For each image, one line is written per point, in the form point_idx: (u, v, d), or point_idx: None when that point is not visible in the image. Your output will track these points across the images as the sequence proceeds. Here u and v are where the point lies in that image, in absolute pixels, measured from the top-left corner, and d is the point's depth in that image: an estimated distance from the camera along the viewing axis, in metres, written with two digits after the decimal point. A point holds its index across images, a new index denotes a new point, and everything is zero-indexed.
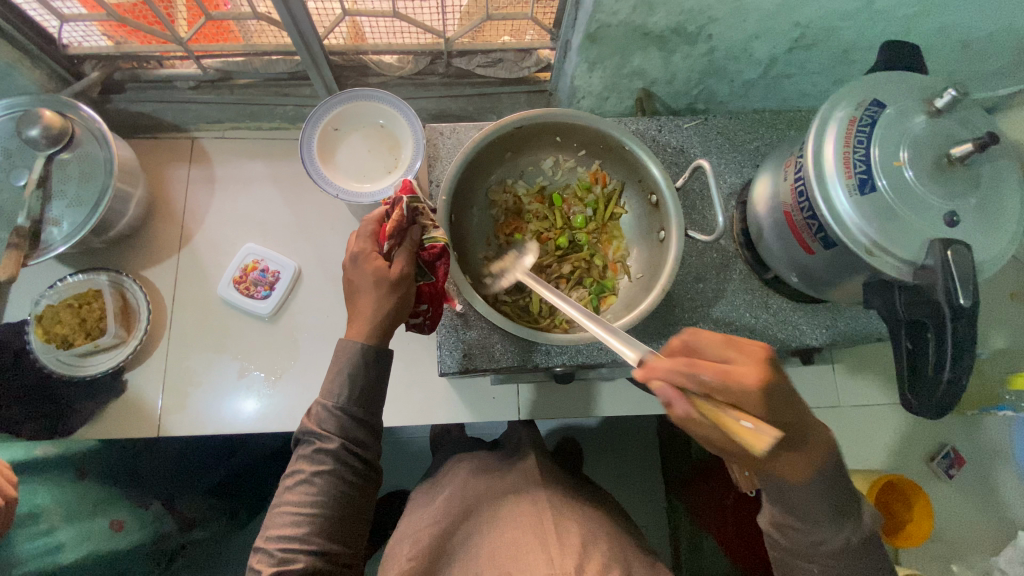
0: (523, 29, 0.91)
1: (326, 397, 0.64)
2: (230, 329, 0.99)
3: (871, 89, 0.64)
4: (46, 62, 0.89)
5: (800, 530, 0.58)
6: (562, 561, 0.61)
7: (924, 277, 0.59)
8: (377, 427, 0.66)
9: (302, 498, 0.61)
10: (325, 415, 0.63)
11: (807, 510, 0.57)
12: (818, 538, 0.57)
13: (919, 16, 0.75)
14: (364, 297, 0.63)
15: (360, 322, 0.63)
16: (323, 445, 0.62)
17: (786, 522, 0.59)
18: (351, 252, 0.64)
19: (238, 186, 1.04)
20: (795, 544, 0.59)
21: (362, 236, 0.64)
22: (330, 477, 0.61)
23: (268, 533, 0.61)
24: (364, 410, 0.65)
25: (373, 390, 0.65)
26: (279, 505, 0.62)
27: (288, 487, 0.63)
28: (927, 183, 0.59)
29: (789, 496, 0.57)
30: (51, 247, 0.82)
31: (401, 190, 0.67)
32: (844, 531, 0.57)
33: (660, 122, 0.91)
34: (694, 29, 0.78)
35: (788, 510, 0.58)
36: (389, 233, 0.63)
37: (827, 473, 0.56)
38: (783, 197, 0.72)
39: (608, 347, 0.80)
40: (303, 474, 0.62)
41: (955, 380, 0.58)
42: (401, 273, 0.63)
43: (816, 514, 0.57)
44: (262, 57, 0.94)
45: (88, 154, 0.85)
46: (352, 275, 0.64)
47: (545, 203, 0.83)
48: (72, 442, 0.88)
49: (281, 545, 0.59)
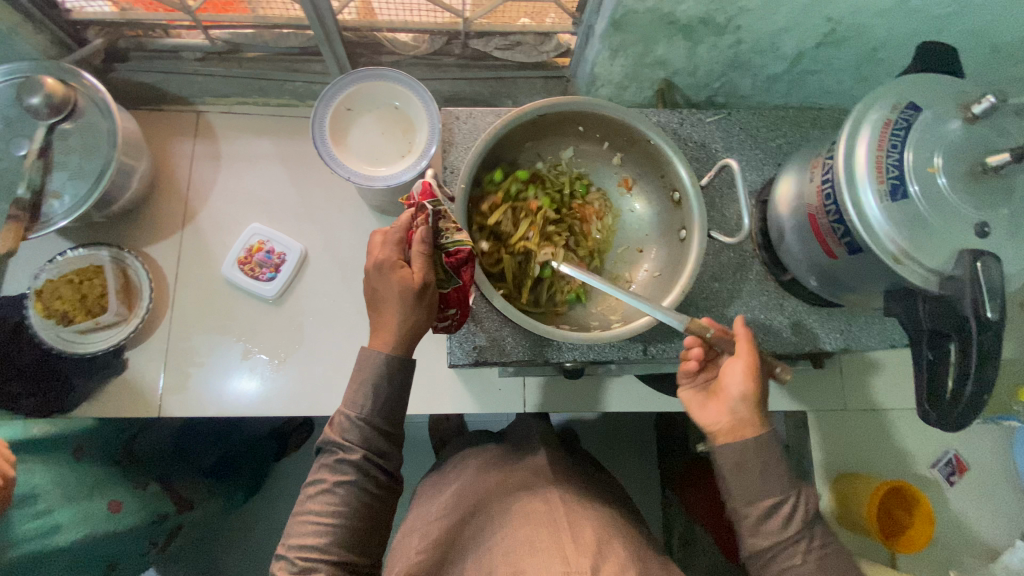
0: (544, 11, 0.87)
1: (349, 406, 0.62)
2: (233, 309, 0.97)
3: (907, 91, 0.62)
4: (48, 26, 0.85)
5: (769, 512, 0.61)
6: (578, 560, 0.60)
7: (952, 288, 0.57)
8: (399, 436, 0.65)
9: (325, 508, 0.60)
10: (348, 426, 0.61)
11: (764, 486, 0.62)
12: (785, 515, 0.61)
13: (953, 16, 0.73)
14: (390, 308, 0.60)
15: (385, 332, 0.62)
16: (345, 455, 0.61)
17: (756, 512, 0.62)
18: (375, 260, 0.61)
19: (244, 163, 1.01)
20: (771, 530, 0.61)
21: (387, 244, 0.61)
22: (351, 487, 0.60)
23: (289, 541, 0.60)
24: (388, 422, 0.63)
25: (398, 398, 0.63)
26: (299, 513, 0.61)
27: (309, 495, 0.61)
28: (959, 192, 0.57)
29: (744, 470, 0.62)
30: (52, 221, 0.80)
31: (419, 194, 0.64)
32: (799, 496, 0.62)
33: (682, 115, 0.89)
34: (723, 20, 0.75)
35: (754, 497, 0.62)
36: (416, 239, 0.61)
37: (767, 446, 0.63)
38: (808, 198, 0.70)
39: (620, 344, 0.79)
40: (325, 483, 0.61)
41: (978, 394, 0.58)
42: (428, 280, 0.61)
43: (770, 480, 0.62)
44: (272, 30, 0.90)
45: (91, 125, 0.82)
46: (375, 284, 0.61)
47: (583, 187, 0.81)
48: (73, 421, 0.88)
49: (302, 554, 0.58)
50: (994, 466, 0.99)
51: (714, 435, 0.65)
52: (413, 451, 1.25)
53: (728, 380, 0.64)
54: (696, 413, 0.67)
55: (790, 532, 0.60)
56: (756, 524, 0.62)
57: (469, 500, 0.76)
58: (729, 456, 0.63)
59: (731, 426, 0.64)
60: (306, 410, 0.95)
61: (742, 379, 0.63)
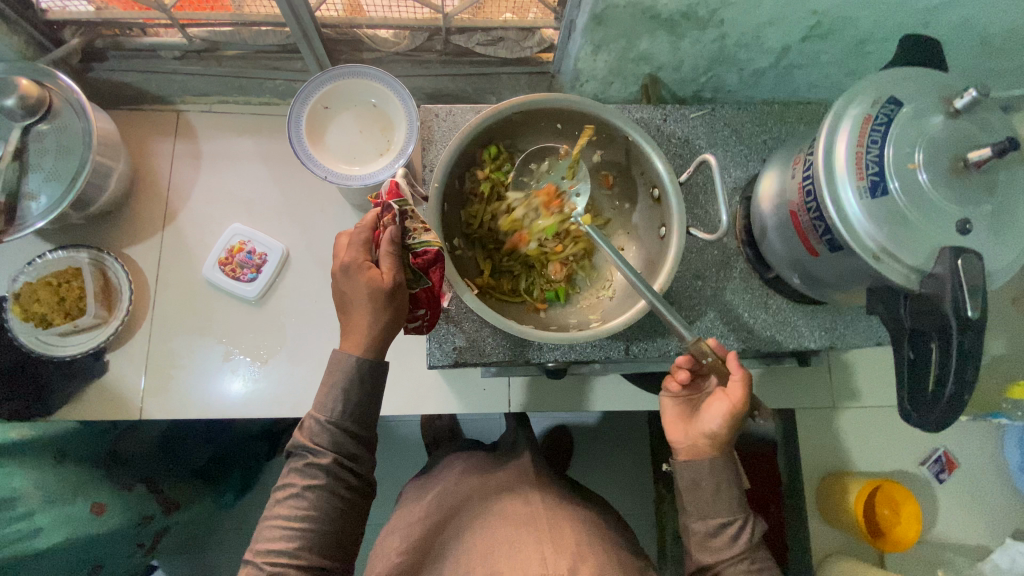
0: (526, 6, 0.85)
1: (319, 410, 0.61)
2: (214, 311, 0.96)
3: (889, 84, 0.60)
4: (23, 27, 0.84)
5: (717, 529, 0.65)
6: (557, 559, 0.61)
7: (932, 285, 0.56)
8: (371, 440, 0.64)
9: (293, 512, 0.60)
10: (318, 430, 0.61)
11: (713, 505, 0.65)
12: (731, 535, 0.65)
13: (941, 8, 0.71)
14: (360, 310, 0.60)
15: (357, 335, 0.61)
16: (315, 459, 0.60)
17: (706, 528, 0.66)
18: (342, 262, 0.61)
19: (225, 162, 1.01)
20: (712, 548, 0.65)
21: (354, 246, 0.60)
22: (322, 491, 0.60)
23: (257, 546, 0.59)
24: (358, 425, 0.62)
25: (369, 401, 0.63)
26: (268, 518, 0.60)
27: (277, 500, 0.61)
28: (941, 187, 0.56)
29: (699, 489, 0.66)
30: (28, 223, 0.79)
31: (387, 194, 0.64)
32: (748, 522, 0.65)
33: (666, 111, 0.87)
34: (706, 13, 0.74)
35: (707, 515, 0.66)
36: (385, 241, 0.60)
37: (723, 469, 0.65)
38: (790, 195, 0.69)
39: (602, 343, 0.78)
40: (294, 487, 0.60)
41: (959, 395, 0.56)
42: (397, 281, 0.60)
43: (720, 506, 0.65)
44: (251, 28, 0.89)
45: (66, 127, 0.81)
46: (344, 287, 0.60)
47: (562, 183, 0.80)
48: (52, 424, 0.85)
49: (270, 559, 0.58)
50: (985, 464, 0.98)
51: (677, 452, 0.69)
52: (400, 450, 1.24)
53: (709, 415, 0.64)
54: (667, 425, 0.70)
55: (734, 552, 0.64)
56: (703, 540, 0.66)
57: (450, 501, 0.76)
58: (686, 475, 0.67)
59: (694, 452, 0.67)
60: (288, 411, 0.94)
61: (724, 420, 0.63)
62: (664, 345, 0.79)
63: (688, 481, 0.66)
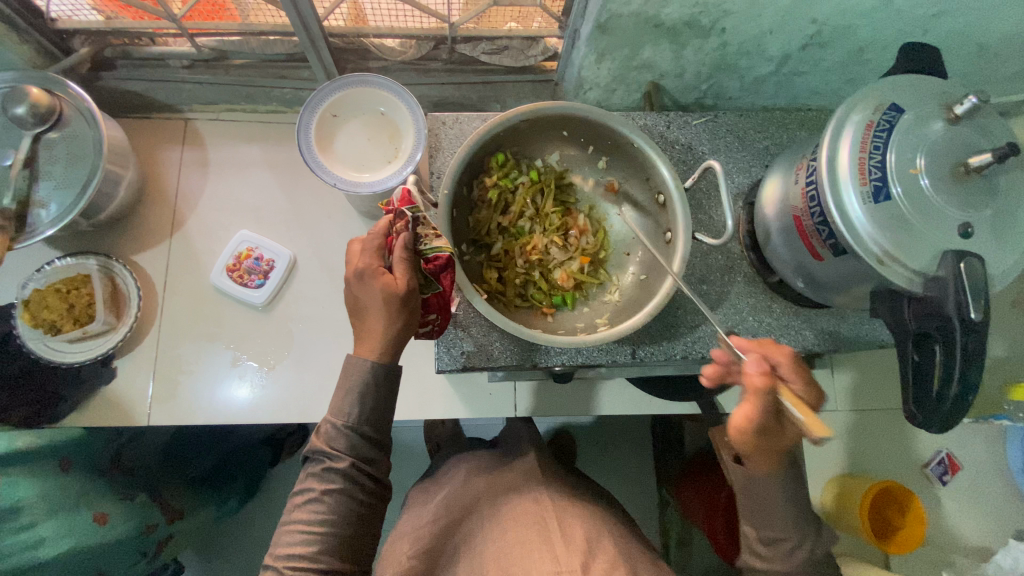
0: (530, 15, 0.87)
1: (335, 414, 0.62)
2: (221, 317, 0.97)
3: (889, 91, 0.61)
4: (33, 36, 0.85)
5: (770, 541, 0.66)
6: (567, 557, 0.61)
7: (935, 288, 0.57)
8: (387, 443, 0.65)
9: (312, 516, 0.60)
10: (335, 434, 0.61)
11: (774, 522, 0.66)
12: (785, 549, 0.65)
13: (938, 16, 0.73)
14: (373, 315, 0.60)
15: (371, 340, 0.61)
16: (333, 464, 0.61)
17: (759, 536, 0.67)
18: (355, 268, 0.61)
19: (232, 169, 1.01)
20: (767, 557, 0.66)
21: (367, 251, 0.61)
22: (340, 496, 0.60)
23: (278, 550, 0.60)
24: (374, 429, 0.63)
25: (385, 405, 0.63)
26: (287, 523, 0.61)
27: (297, 504, 0.61)
28: (942, 193, 0.57)
29: (753, 498, 0.66)
30: (38, 230, 0.80)
31: (398, 201, 0.65)
32: (806, 542, 0.65)
33: (669, 118, 0.89)
34: (708, 22, 0.75)
35: (761, 524, 0.67)
36: (398, 246, 0.61)
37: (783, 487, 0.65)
38: (793, 200, 0.70)
39: (608, 348, 0.79)
40: (313, 492, 0.61)
41: (963, 395, 0.57)
42: (410, 287, 0.61)
43: (781, 520, 0.65)
44: (259, 37, 0.90)
45: (76, 134, 0.82)
46: (359, 293, 0.61)
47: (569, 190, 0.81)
48: (58, 431, 0.85)
49: (291, 563, 0.58)
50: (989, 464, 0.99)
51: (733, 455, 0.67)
52: (404, 455, 1.24)
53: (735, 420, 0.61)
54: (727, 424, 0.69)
55: (784, 566, 0.65)
56: (753, 545, 0.68)
57: (461, 503, 0.76)
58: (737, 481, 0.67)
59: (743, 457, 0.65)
60: (295, 417, 0.94)
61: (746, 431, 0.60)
62: (670, 349, 0.80)
63: (747, 488, 0.66)
